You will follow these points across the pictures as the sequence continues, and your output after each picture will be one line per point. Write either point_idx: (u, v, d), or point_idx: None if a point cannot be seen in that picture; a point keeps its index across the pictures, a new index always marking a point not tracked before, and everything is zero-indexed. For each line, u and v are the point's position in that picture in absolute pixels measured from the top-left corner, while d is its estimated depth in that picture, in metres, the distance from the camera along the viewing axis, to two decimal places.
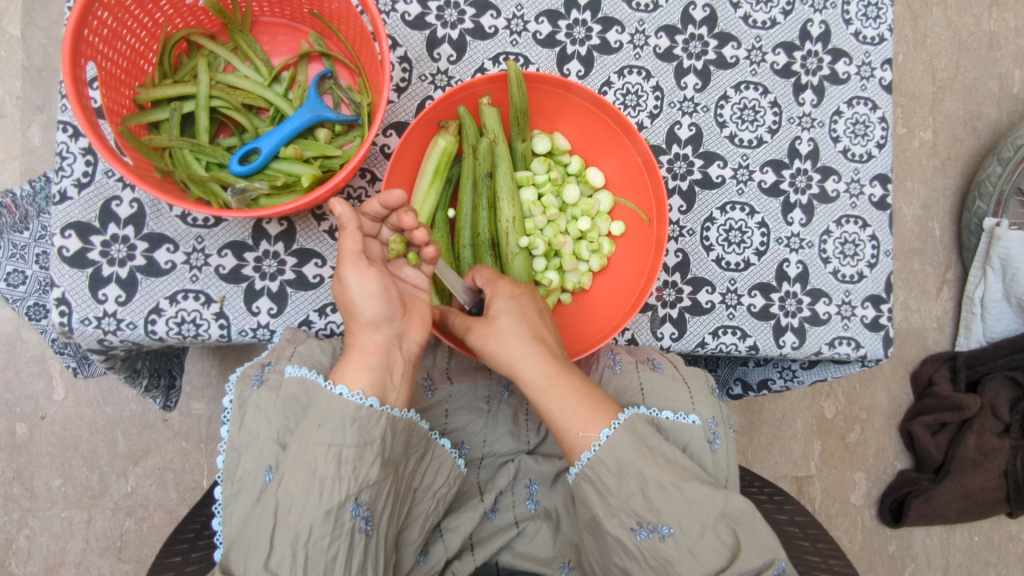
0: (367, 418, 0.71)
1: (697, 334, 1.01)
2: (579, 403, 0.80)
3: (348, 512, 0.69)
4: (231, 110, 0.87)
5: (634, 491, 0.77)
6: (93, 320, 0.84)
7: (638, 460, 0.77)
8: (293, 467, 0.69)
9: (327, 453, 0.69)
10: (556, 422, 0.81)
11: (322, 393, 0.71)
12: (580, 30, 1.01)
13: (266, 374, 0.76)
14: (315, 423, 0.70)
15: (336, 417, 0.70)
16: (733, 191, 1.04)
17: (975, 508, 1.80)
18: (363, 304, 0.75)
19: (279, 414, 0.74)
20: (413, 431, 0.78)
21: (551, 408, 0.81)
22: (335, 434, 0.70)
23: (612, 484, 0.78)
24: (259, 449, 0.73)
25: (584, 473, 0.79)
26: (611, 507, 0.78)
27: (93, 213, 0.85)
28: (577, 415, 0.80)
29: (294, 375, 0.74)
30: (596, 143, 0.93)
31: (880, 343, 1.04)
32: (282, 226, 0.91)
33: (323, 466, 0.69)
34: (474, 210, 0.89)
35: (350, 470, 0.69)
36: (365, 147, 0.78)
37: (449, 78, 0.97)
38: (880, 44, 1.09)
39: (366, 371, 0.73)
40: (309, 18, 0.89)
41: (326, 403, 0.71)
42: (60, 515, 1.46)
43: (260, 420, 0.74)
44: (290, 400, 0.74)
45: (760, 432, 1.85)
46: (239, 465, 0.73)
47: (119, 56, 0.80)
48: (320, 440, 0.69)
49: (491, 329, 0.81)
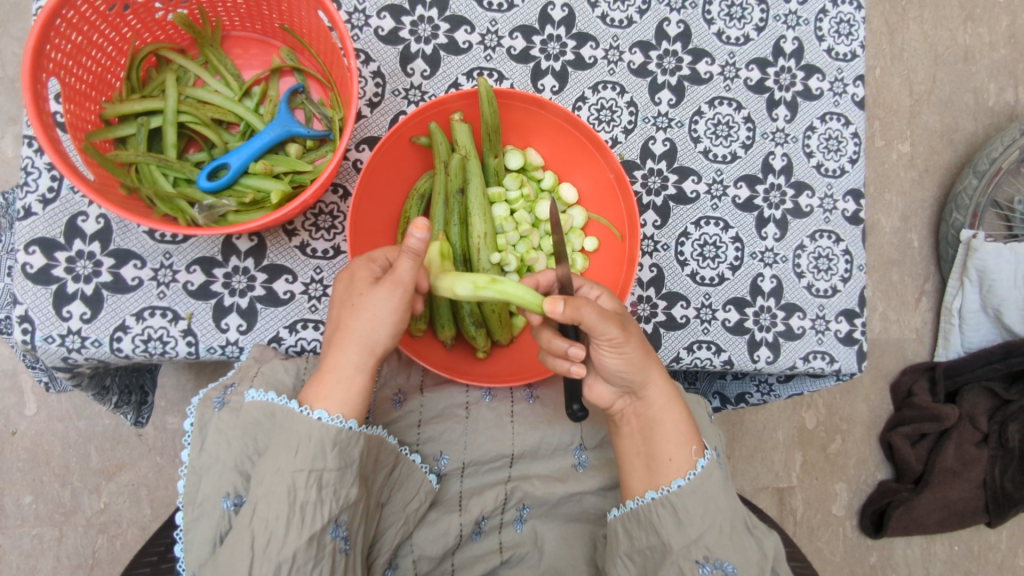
0: (346, 440, 0.72)
1: (672, 349, 1.01)
2: (678, 423, 0.83)
3: (330, 534, 0.70)
4: (200, 125, 0.86)
5: (713, 524, 0.79)
6: (56, 337, 0.82)
7: (722, 494, 0.80)
8: (268, 496, 0.68)
9: (306, 479, 0.69)
10: (670, 443, 0.82)
11: (301, 419, 0.71)
12: (555, 45, 1.01)
13: (228, 396, 0.77)
14: (291, 449, 0.70)
15: (315, 443, 0.70)
16: (708, 207, 1.05)
17: (955, 517, 1.81)
18: (383, 327, 0.72)
19: (240, 439, 0.73)
20: (380, 446, 0.77)
21: (673, 425, 0.83)
22: (315, 459, 0.70)
23: (695, 516, 0.79)
24: (221, 474, 0.73)
25: (670, 500, 0.80)
26: (687, 538, 0.79)
27: (58, 229, 0.84)
28: (679, 437, 0.83)
29: (256, 400, 0.73)
30: (569, 159, 0.93)
31: (854, 357, 1.04)
32: (252, 242, 0.90)
33: (304, 492, 0.69)
34: (445, 226, 0.87)
35: (330, 494, 0.70)
36: (334, 163, 0.78)
37: (423, 93, 0.97)
38: (852, 61, 1.09)
39: (348, 393, 0.73)
40: (281, 32, 0.88)
41: (304, 428, 0.70)
42: (30, 533, 1.43)
43: (220, 443, 0.73)
44: (253, 424, 0.73)
45: (741, 444, 1.85)
46: (199, 489, 0.73)
47: (84, 71, 0.79)
48: (299, 466, 0.69)
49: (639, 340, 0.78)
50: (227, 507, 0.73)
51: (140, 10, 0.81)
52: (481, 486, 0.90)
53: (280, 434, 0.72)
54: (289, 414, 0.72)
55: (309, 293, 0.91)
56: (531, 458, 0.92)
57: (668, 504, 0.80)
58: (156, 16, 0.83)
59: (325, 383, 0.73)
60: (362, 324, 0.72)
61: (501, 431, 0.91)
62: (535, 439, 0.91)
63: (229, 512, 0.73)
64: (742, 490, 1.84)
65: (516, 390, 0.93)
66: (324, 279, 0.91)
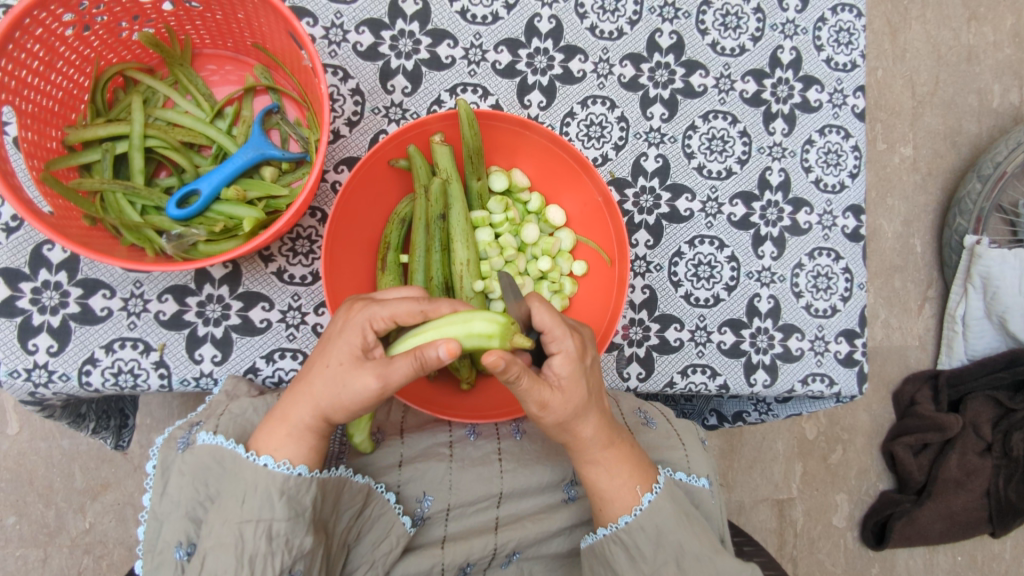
0: (295, 488, 0.70)
1: (665, 373, 0.97)
2: (625, 468, 0.80)
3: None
4: (169, 149, 0.82)
5: (669, 559, 0.78)
6: (22, 372, 0.79)
7: (677, 528, 0.79)
8: (216, 548, 0.67)
9: (255, 530, 0.67)
10: (614, 488, 0.80)
11: (246, 465, 0.69)
12: (542, 59, 0.97)
13: (192, 436, 0.73)
14: (237, 499, 0.68)
15: (260, 492, 0.68)
16: (702, 225, 1.01)
17: (958, 528, 1.77)
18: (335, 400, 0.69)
19: (191, 485, 0.70)
20: (344, 488, 0.76)
21: (598, 477, 0.80)
22: (262, 509, 0.68)
23: (649, 551, 0.79)
24: (179, 522, 0.70)
25: (618, 536, 0.80)
26: (641, 572, 0.79)
27: (23, 258, 0.81)
28: (625, 484, 0.80)
29: (206, 443, 0.71)
30: (555, 180, 0.92)
31: (855, 380, 1.00)
32: (227, 269, 0.86)
33: (253, 543, 0.67)
34: (427, 252, 0.85)
35: (282, 544, 0.68)
36: (307, 190, 0.73)
37: (404, 110, 0.93)
38: (852, 71, 1.05)
39: (288, 441, 0.70)
40: (254, 50, 0.85)
41: (251, 476, 0.69)
42: (14, 554, 1.41)
43: (181, 487, 0.70)
44: (201, 469, 0.70)
45: (739, 455, 1.82)
46: (160, 537, 0.70)
47: (43, 95, 0.76)
48: (245, 518, 0.67)
49: (570, 409, 0.73)
50: (180, 557, 0.70)
51: (101, 31, 0.77)
52: (466, 526, 0.86)
53: (228, 481, 0.70)
54: (236, 460, 0.70)
55: (287, 321, 0.87)
56: (519, 496, 0.89)
57: (620, 541, 0.80)
58: (120, 36, 0.80)
59: (277, 434, 0.71)
60: (319, 389, 0.69)
61: (488, 468, 0.88)
62: (524, 477, 0.89)
63: (181, 561, 0.70)
64: (741, 502, 1.80)
65: (502, 425, 0.92)
66: (302, 306, 0.87)
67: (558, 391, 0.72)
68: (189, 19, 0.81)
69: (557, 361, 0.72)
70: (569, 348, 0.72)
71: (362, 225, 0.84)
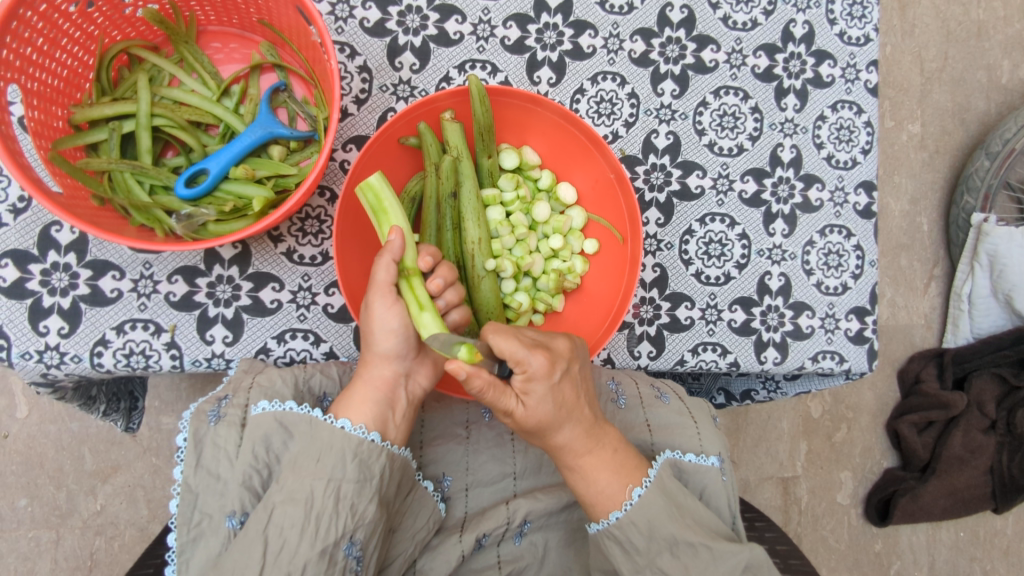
0: (367, 453, 0.72)
1: (676, 352, 0.96)
2: (614, 473, 0.80)
3: (343, 550, 0.69)
4: (176, 129, 0.81)
5: (664, 549, 0.77)
6: (34, 354, 0.78)
7: (670, 522, 0.78)
8: (286, 502, 0.67)
9: (324, 489, 0.68)
10: (592, 493, 0.80)
11: (323, 427, 0.71)
12: (551, 35, 0.96)
13: (223, 409, 0.74)
14: (312, 457, 0.70)
15: (336, 452, 0.70)
16: (713, 202, 1.00)
17: (961, 505, 1.78)
18: (381, 338, 0.74)
19: (249, 451, 0.71)
20: (406, 470, 0.77)
21: (580, 486, 0.81)
22: (335, 469, 0.70)
23: (642, 545, 0.78)
24: (223, 492, 0.70)
25: (611, 532, 0.79)
26: (637, 564, 0.79)
27: (31, 240, 0.80)
28: (613, 484, 0.80)
29: (266, 411, 0.73)
30: (566, 158, 0.91)
31: (865, 356, 0.99)
32: (236, 249, 0.86)
33: (321, 501, 0.68)
34: (438, 231, 0.85)
35: (348, 507, 0.69)
36: (318, 170, 0.72)
37: (412, 88, 0.92)
38: (865, 45, 1.03)
39: (371, 405, 0.74)
40: (259, 27, 0.83)
41: (327, 436, 0.71)
42: (27, 536, 1.42)
43: (220, 460, 0.72)
44: (263, 437, 0.72)
45: (745, 434, 1.83)
46: (198, 509, 0.70)
47: (48, 74, 0.75)
48: (318, 475, 0.69)
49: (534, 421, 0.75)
50: (231, 525, 0.70)
51: (105, 6, 0.76)
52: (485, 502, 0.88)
53: (294, 444, 0.72)
54: (311, 422, 0.72)
55: (298, 301, 0.86)
56: (533, 475, 0.90)
57: (614, 537, 0.80)
58: (124, 12, 0.78)
59: (355, 398, 0.74)
60: (382, 342, 0.74)
61: (501, 449, 0.90)
62: (535, 455, 0.91)
63: (233, 530, 0.70)
64: (746, 480, 1.82)
65: None
66: (312, 286, 0.87)
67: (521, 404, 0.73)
68: None
69: (521, 379, 0.73)
70: (535, 365, 0.72)
71: None
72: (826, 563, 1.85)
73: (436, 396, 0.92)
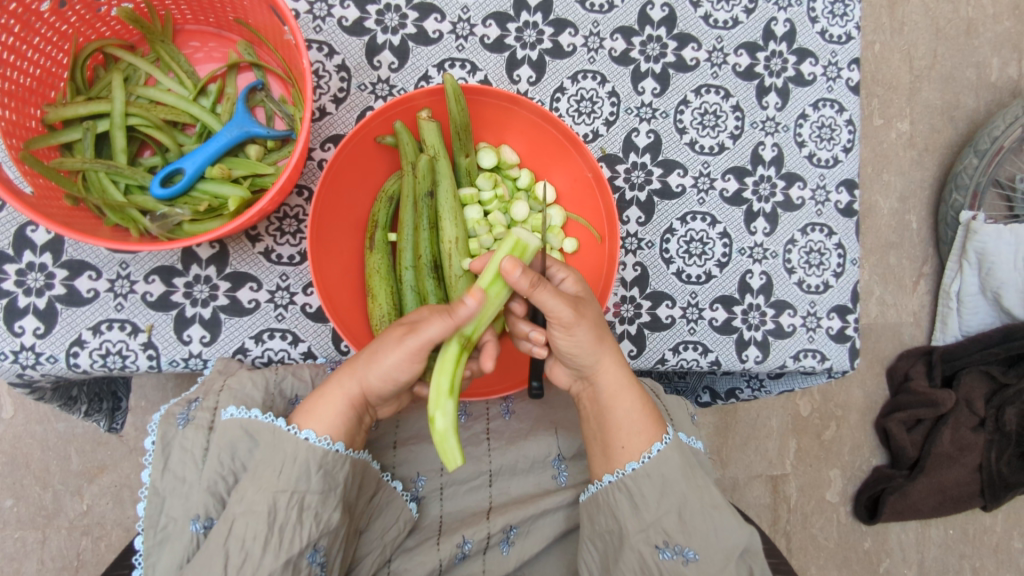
0: (332, 463, 0.72)
1: (656, 351, 0.97)
2: (635, 412, 0.80)
3: (307, 558, 0.69)
4: (152, 128, 0.81)
5: (671, 509, 0.77)
6: (9, 355, 0.78)
7: (682, 480, 0.78)
8: (246, 514, 0.67)
9: (288, 500, 0.68)
10: (616, 430, 0.81)
11: (287, 438, 0.71)
12: (531, 33, 0.96)
13: (193, 412, 0.74)
14: (274, 467, 0.70)
15: (299, 464, 0.70)
16: (694, 201, 1.00)
17: (950, 502, 1.78)
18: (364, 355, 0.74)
19: (217, 458, 0.71)
20: (366, 470, 0.77)
21: (625, 409, 0.80)
22: (298, 480, 0.70)
23: (652, 501, 0.78)
24: (189, 496, 0.70)
25: (622, 484, 0.79)
26: (643, 522, 0.78)
27: (7, 240, 0.80)
28: (635, 427, 0.80)
29: (233, 417, 0.72)
30: (545, 156, 0.91)
31: (847, 355, 0.99)
32: (214, 249, 0.85)
33: (284, 512, 0.68)
34: (415, 231, 0.84)
35: (311, 516, 0.69)
36: (292, 167, 0.72)
37: (391, 87, 0.92)
38: (847, 43, 1.03)
39: (338, 415, 0.74)
40: (236, 26, 0.83)
41: (291, 449, 0.71)
42: (13, 536, 1.42)
43: (191, 463, 0.72)
44: (229, 444, 0.72)
45: (734, 432, 1.83)
46: (164, 513, 0.70)
47: (21, 73, 0.75)
48: (280, 485, 0.69)
49: (593, 322, 0.76)
50: (197, 530, 0.70)
51: (79, 6, 0.76)
52: (463, 501, 0.88)
53: (260, 452, 0.71)
54: (274, 432, 0.71)
55: (275, 301, 0.86)
56: (509, 473, 0.89)
57: (625, 488, 0.79)
58: (98, 11, 0.78)
59: (320, 406, 0.74)
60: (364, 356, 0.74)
61: (477, 449, 0.90)
62: (512, 454, 0.89)
63: (197, 535, 0.70)
64: (735, 479, 1.82)
65: (492, 406, 0.93)
66: (290, 286, 0.87)
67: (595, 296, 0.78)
68: None
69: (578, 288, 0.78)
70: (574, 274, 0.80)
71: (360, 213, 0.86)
72: (816, 561, 1.85)
73: (414, 397, 0.92)
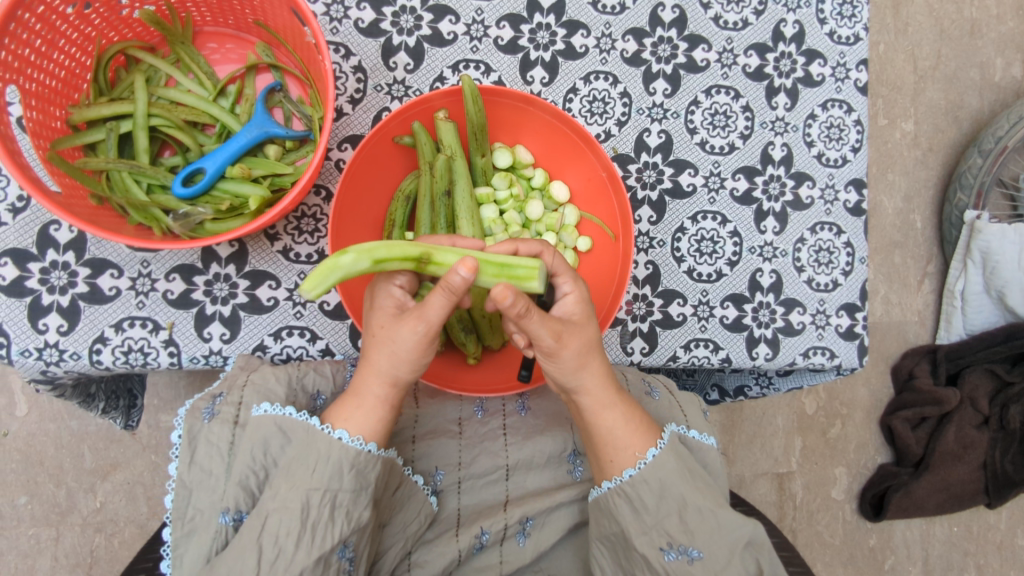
0: (364, 463, 0.73)
1: (668, 348, 0.98)
2: (624, 422, 0.80)
3: (337, 554, 0.70)
4: (173, 129, 0.82)
5: (672, 511, 0.78)
6: (34, 351, 0.80)
7: (681, 482, 0.78)
8: (280, 510, 0.68)
9: (320, 498, 0.69)
10: (608, 442, 0.80)
11: (321, 437, 0.72)
12: (544, 35, 0.97)
13: (217, 407, 0.75)
14: (309, 466, 0.70)
15: (333, 463, 0.71)
16: (705, 200, 1.01)
17: (955, 500, 1.79)
18: (381, 356, 0.73)
19: (248, 452, 0.72)
20: (392, 468, 0.78)
21: (612, 424, 0.80)
22: (331, 479, 0.70)
23: (651, 504, 0.79)
24: (218, 489, 0.71)
25: (621, 490, 0.80)
26: (645, 525, 0.79)
27: (30, 239, 0.81)
28: (631, 434, 0.80)
29: (266, 413, 0.73)
30: (558, 156, 0.92)
31: (855, 352, 1.00)
32: (233, 247, 0.87)
33: (317, 510, 0.69)
34: (432, 230, 0.86)
35: (342, 514, 0.70)
36: (313, 167, 0.73)
37: (406, 87, 0.93)
38: (855, 45, 1.04)
39: (364, 416, 0.74)
40: (255, 27, 0.84)
41: (324, 447, 0.71)
42: (26, 533, 1.43)
43: (214, 458, 0.72)
44: (261, 441, 0.72)
45: (740, 430, 1.84)
46: (191, 504, 0.71)
47: (46, 75, 0.76)
48: (315, 484, 0.69)
49: (580, 344, 0.75)
50: (225, 522, 0.71)
51: (102, 8, 0.77)
52: (480, 495, 0.89)
53: (293, 450, 0.72)
54: (308, 431, 0.72)
55: (294, 299, 0.87)
56: (526, 470, 0.90)
57: (624, 494, 0.80)
58: (121, 14, 0.79)
59: (348, 407, 0.74)
60: (380, 358, 0.73)
61: (493, 444, 0.90)
62: (529, 449, 0.90)
63: (226, 526, 0.70)
64: (741, 477, 1.83)
65: (508, 402, 0.93)
66: None
67: (581, 320, 0.76)
68: None
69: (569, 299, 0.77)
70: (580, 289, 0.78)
71: (378, 212, 0.87)
72: (821, 558, 1.86)
73: (429, 394, 0.93)
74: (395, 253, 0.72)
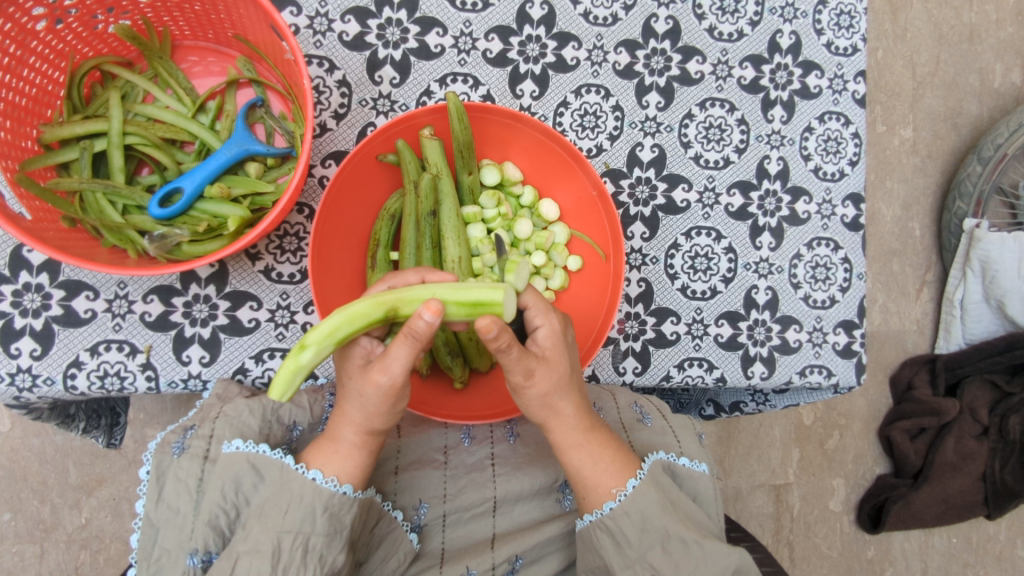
0: (338, 506, 0.71)
1: (661, 367, 0.95)
2: (597, 458, 0.78)
3: None
4: (150, 147, 0.80)
5: (654, 543, 0.76)
6: (6, 377, 0.77)
7: (661, 515, 0.76)
8: (251, 552, 0.66)
9: (292, 541, 0.67)
10: (583, 477, 0.78)
11: (295, 477, 0.70)
12: (534, 47, 0.95)
13: (188, 441, 0.73)
14: (281, 508, 0.68)
15: (306, 504, 0.69)
16: (699, 216, 0.99)
17: (954, 511, 1.78)
18: (356, 407, 0.70)
19: (216, 491, 0.69)
20: (370, 505, 0.76)
21: (580, 464, 0.78)
22: (303, 522, 0.68)
23: (634, 538, 0.77)
24: (186, 528, 0.69)
25: (602, 523, 0.78)
26: (628, 559, 0.77)
27: (3, 260, 0.79)
28: (608, 471, 0.78)
29: (238, 451, 0.70)
30: (548, 173, 0.90)
31: (853, 371, 0.98)
32: (213, 268, 0.84)
33: (288, 553, 0.67)
34: (417, 250, 0.83)
35: (316, 558, 0.68)
36: (294, 187, 0.71)
37: (392, 102, 0.91)
38: (853, 55, 1.02)
39: (341, 457, 0.72)
40: (235, 42, 0.82)
41: (298, 488, 0.69)
42: (10, 550, 1.41)
43: (184, 495, 0.70)
44: (233, 479, 0.69)
45: (736, 441, 1.82)
46: (158, 544, 0.68)
47: (16, 93, 0.74)
48: (285, 527, 0.67)
49: (551, 385, 0.72)
50: (193, 563, 0.68)
51: (75, 24, 0.75)
52: (466, 529, 0.86)
53: (265, 489, 0.70)
54: (282, 470, 0.70)
55: (275, 320, 0.85)
56: (513, 502, 0.88)
57: (606, 528, 0.78)
58: (95, 29, 0.77)
59: (324, 446, 0.72)
60: (352, 407, 0.71)
61: (482, 474, 0.87)
62: (516, 481, 0.88)
63: (193, 568, 0.68)
64: (738, 488, 1.81)
65: (497, 429, 0.92)
66: (291, 305, 0.85)
67: (544, 362, 0.71)
68: (166, 10, 0.78)
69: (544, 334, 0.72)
70: (553, 321, 0.73)
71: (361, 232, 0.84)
72: (819, 570, 1.84)
73: (413, 421, 0.91)
74: (357, 324, 0.67)
